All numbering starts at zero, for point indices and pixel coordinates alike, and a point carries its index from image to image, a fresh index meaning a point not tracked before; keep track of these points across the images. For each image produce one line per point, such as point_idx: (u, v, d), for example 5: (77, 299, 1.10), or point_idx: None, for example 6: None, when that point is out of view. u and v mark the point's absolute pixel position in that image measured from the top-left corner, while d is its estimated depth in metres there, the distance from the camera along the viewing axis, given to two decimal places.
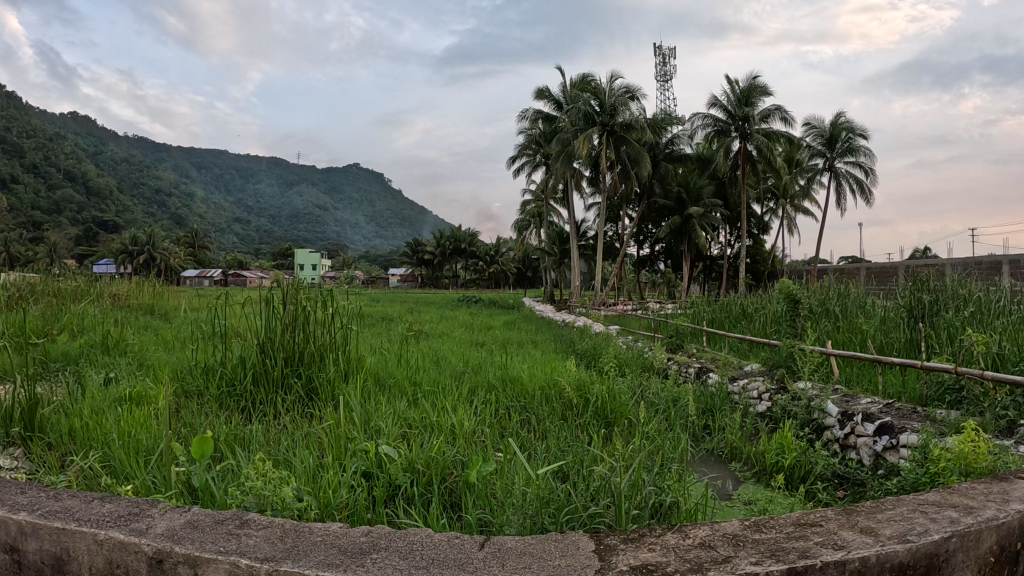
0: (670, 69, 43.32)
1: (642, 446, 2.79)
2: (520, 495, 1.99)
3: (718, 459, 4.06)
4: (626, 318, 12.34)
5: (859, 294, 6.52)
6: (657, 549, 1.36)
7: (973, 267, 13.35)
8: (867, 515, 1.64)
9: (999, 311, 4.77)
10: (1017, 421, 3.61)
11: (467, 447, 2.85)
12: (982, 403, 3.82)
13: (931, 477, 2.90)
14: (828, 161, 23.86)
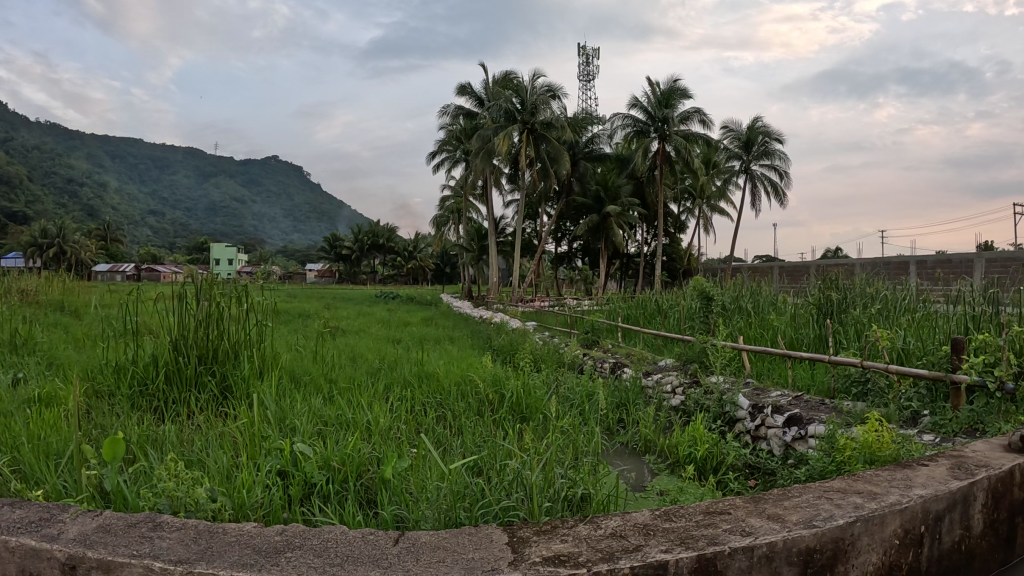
0: (593, 69, 43.83)
1: (555, 440, 2.83)
2: (435, 491, 1.97)
3: (632, 452, 4.17)
4: (544, 314, 12.44)
5: (771, 292, 6.76)
6: (570, 541, 1.38)
7: (881, 267, 13.93)
8: (775, 503, 1.72)
9: (905, 308, 5.01)
10: (919, 412, 3.86)
11: (384, 443, 2.82)
12: (887, 395, 4.06)
13: (838, 465, 3.02)
14: (744, 164, 24.51)
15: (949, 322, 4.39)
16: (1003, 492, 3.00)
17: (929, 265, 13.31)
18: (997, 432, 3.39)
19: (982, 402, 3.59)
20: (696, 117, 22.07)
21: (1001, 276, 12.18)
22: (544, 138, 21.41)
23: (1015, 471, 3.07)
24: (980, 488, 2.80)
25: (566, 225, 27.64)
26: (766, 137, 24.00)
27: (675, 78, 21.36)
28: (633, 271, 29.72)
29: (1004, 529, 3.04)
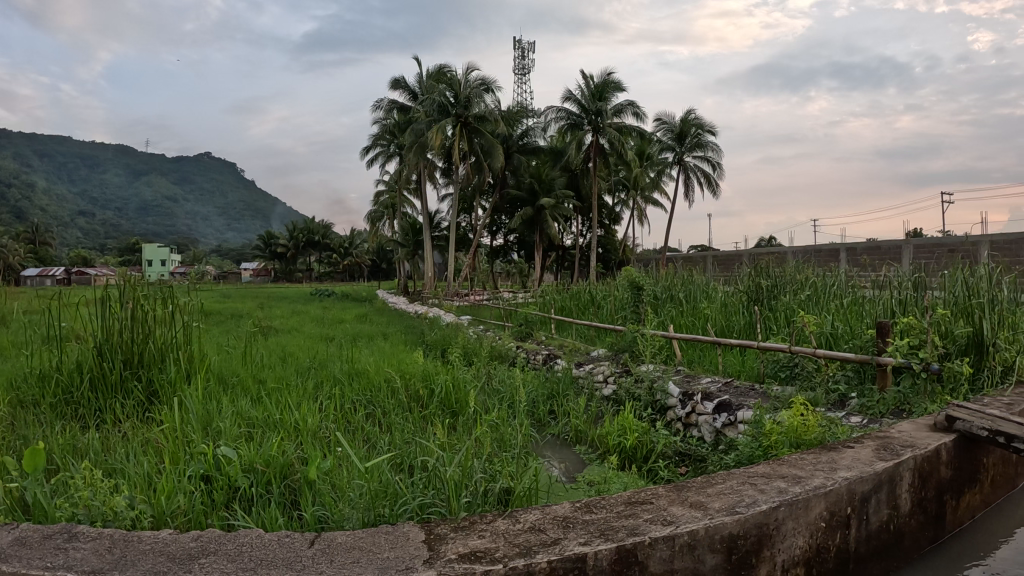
0: (528, 62, 43.93)
1: (480, 434, 2.82)
2: (357, 492, 1.95)
3: (563, 444, 4.23)
4: (482, 308, 12.41)
5: (703, 280, 6.86)
6: (487, 537, 1.52)
7: (813, 254, 14.23)
8: (699, 491, 1.90)
9: (833, 294, 5.12)
10: (846, 395, 3.97)
11: (311, 443, 2.76)
12: (815, 378, 4.18)
13: (765, 450, 3.09)
14: (677, 156, 24.88)
15: (877, 307, 4.54)
16: (930, 471, 3.11)
17: (858, 252, 13.66)
18: (924, 412, 3.58)
19: (909, 383, 3.77)
20: (630, 110, 22.27)
21: (925, 262, 12.57)
22: (477, 132, 21.43)
23: (940, 450, 3.20)
24: (906, 468, 2.89)
25: (500, 218, 27.51)
26: (699, 128, 24.43)
27: (608, 71, 21.49)
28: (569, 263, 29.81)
29: (932, 507, 3.16)
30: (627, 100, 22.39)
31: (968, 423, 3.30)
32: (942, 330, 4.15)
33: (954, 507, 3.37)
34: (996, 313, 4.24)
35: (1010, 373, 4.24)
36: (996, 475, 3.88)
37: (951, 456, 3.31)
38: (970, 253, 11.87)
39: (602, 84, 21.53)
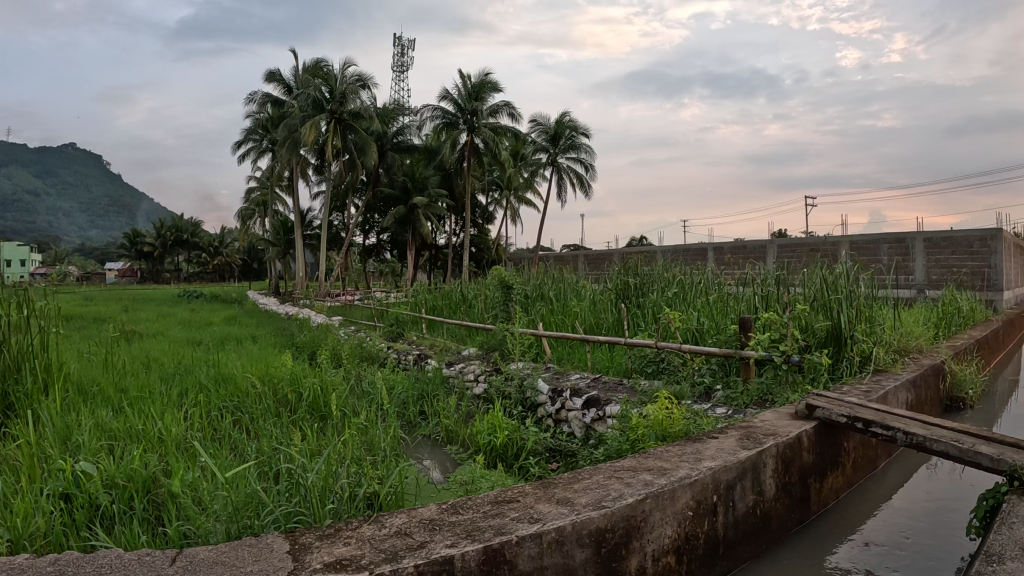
0: (408, 59, 43.67)
1: (344, 437, 2.84)
2: (221, 505, 1.90)
3: (436, 444, 4.33)
4: (354, 308, 12.23)
5: (574, 279, 7.02)
6: (352, 543, 1.55)
7: (682, 254, 14.84)
8: (565, 487, 2.09)
9: (700, 291, 5.40)
10: (711, 387, 4.24)
11: (176, 455, 2.65)
12: (680, 372, 4.46)
13: (631, 443, 3.31)
14: (551, 157, 25.32)
15: (742, 304, 4.88)
16: (792, 457, 3.32)
17: (725, 252, 14.38)
18: (786, 402, 3.86)
19: (771, 373, 4.06)
20: (505, 110, 22.59)
21: (787, 261, 13.38)
22: (352, 128, 21.11)
23: (801, 437, 3.42)
24: (769, 454, 3.07)
25: (372, 217, 26.94)
26: (574, 131, 25.02)
27: (485, 71, 21.70)
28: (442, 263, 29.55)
29: (796, 490, 3.37)
30: (503, 100, 22.68)
31: (827, 411, 3.58)
32: (805, 324, 4.40)
33: (818, 489, 3.62)
34: (855, 307, 4.55)
35: (867, 363, 4.60)
36: (857, 457, 4.19)
37: (813, 442, 3.55)
38: (829, 253, 12.75)
39: (479, 84, 21.74)
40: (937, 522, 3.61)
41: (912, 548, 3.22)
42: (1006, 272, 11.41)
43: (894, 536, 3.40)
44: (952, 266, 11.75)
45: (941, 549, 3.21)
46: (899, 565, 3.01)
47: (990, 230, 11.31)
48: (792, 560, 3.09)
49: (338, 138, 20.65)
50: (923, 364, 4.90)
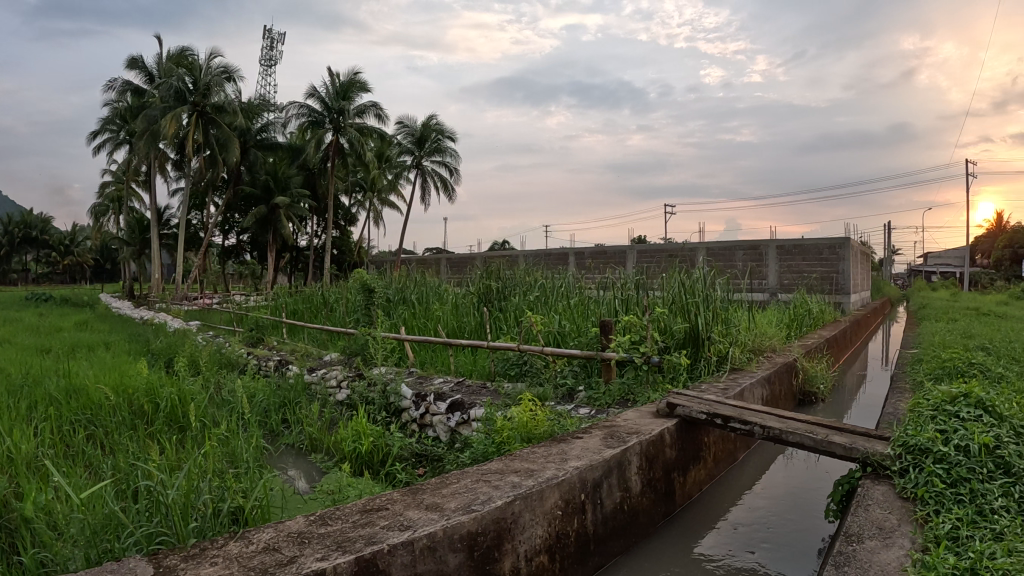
0: (277, 54, 42.44)
1: (207, 450, 2.74)
2: (79, 528, 1.82)
3: (300, 455, 4.23)
4: (213, 312, 11.66)
5: (436, 282, 7.02)
6: (219, 564, 1.54)
7: (543, 258, 15.18)
8: (433, 493, 2.12)
9: (560, 293, 5.62)
10: (573, 388, 4.43)
11: (24, 476, 2.46)
12: (543, 374, 4.62)
13: (497, 446, 3.41)
14: (416, 159, 25.28)
15: (602, 307, 5.08)
16: (655, 453, 3.49)
17: (586, 257, 14.81)
18: (647, 402, 4.09)
19: (632, 374, 4.28)
20: (373, 111, 22.37)
21: (648, 265, 13.94)
22: (215, 123, 20.19)
23: (663, 434, 3.61)
24: (633, 452, 3.21)
25: (231, 216, 25.71)
26: (440, 134, 25.23)
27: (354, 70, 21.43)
28: (302, 265, 28.55)
29: (661, 485, 3.55)
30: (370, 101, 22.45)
31: (688, 409, 3.81)
32: (665, 327, 4.63)
33: (682, 483, 3.83)
34: (710, 310, 4.84)
35: (724, 362, 4.88)
36: (718, 451, 4.45)
37: (674, 438, 3.76)
38: (688, 258, 13.41)
39: (347, 83, 21.45)
40: (795, 509, 3.89)
41: (774, 537, 3.47)
42: (851, 277, 12.40)
43: (758, 525, 3.64)
44: (803, 272, 12.65)
45: (801, 535, 3.49)
46: (767, 554, 3.24)
47: (839, 239, 12.25)
48: (659, 553, 3.26)
49: (200, 133, 19.69)
50: (775, 362, 5.27)
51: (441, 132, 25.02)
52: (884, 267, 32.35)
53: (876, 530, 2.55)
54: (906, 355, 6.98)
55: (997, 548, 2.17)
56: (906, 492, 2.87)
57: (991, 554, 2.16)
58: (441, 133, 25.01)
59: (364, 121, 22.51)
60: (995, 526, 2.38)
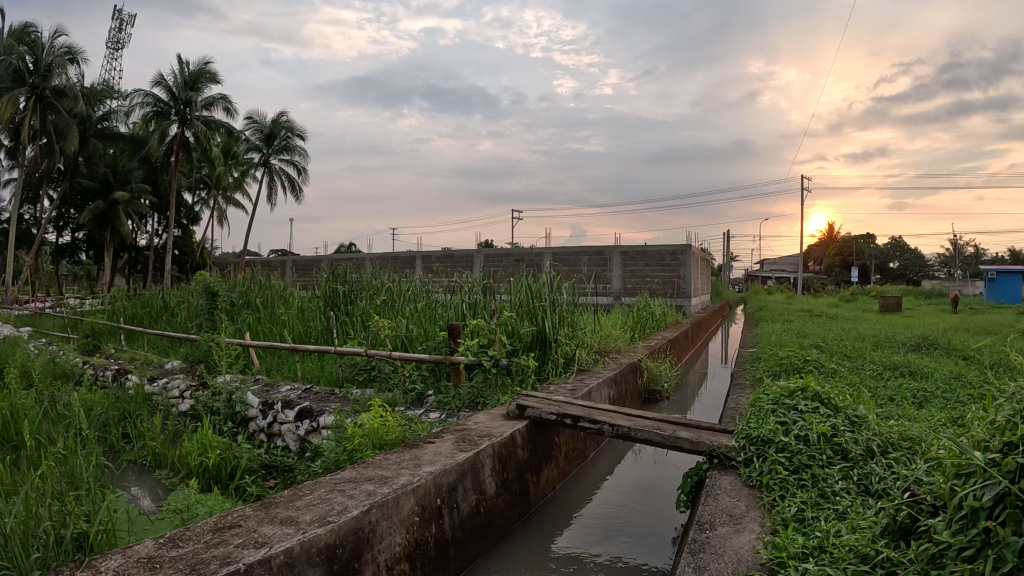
0: (122, 38, 39.63)
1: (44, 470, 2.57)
2: None
3: (144, 473, 3.91)
4: (43, 317, 10.69)
5: (280, 286, 6.79)
6: None
7: (390, 261, 14.97)
8: (287, 505, 2.31)
9: (407, 298, 5.66)
10: (422, 393, 4.42)
11: None
12: (393, 378, 4.56)
13: (349, 454, 3.32)
14: (263, 157, 24.32)
15: (450, 311, 5.12)
16: (507, 455, 3.55)
17: (433, 260, 14.76)
18: (496, 403, 4.16)
19: (480, 377, 4.30)
20: (222, 104, 21.32)
21: (495, 269, 14.13)
22: (54, 108, 18.52)
23: (515, 435, 3.66)
24: (485, 455, 3.28)
25: (67, 212, 23.67)
26: (289, 132, 24.43)
27: (205, 59, 20.35)
28: (142, 266, 26.67)
29: (515, 486, 3.60)
30: (220, 93, 21.37)
31: (538, 410, 3.87)
32: (512, 330, 4.71)
33: (535, 483, 3.89)
34: (556, 313, 4.96)
35: (571, 363, 5.02)
36: (568, 450, 4.55)
37: (525, 439, 3.81)
38: (534, 263, 13.71)
39: (197, 73, 20.32)
40: (648, 502, 4.06)
41: (632, 532, 3.60)
42: (691, 280, 13.18)
43: (611, 521, 3.77)
44: (646, 277, 13.28)
45: (655, 528, 3.64)
46: (631, 550, 3.37)
47: (680, 246, 12.96)
48: (517, 554, 3.32)
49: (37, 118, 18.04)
50: (620, 363, 5.47)
51: (292, 130, 24.38)
52: (722, 273, 34.56)
53: (727, 517, 2.67)
54: (745, 353, 7.47)
55: (842, 526, 2.30)
56: (752, 480, 3.06)
57: (835, 532, 2.29)
58: (291, 132, 24.37)
59: (211, 114, 21.43)
60: (837, 507, 2.56)
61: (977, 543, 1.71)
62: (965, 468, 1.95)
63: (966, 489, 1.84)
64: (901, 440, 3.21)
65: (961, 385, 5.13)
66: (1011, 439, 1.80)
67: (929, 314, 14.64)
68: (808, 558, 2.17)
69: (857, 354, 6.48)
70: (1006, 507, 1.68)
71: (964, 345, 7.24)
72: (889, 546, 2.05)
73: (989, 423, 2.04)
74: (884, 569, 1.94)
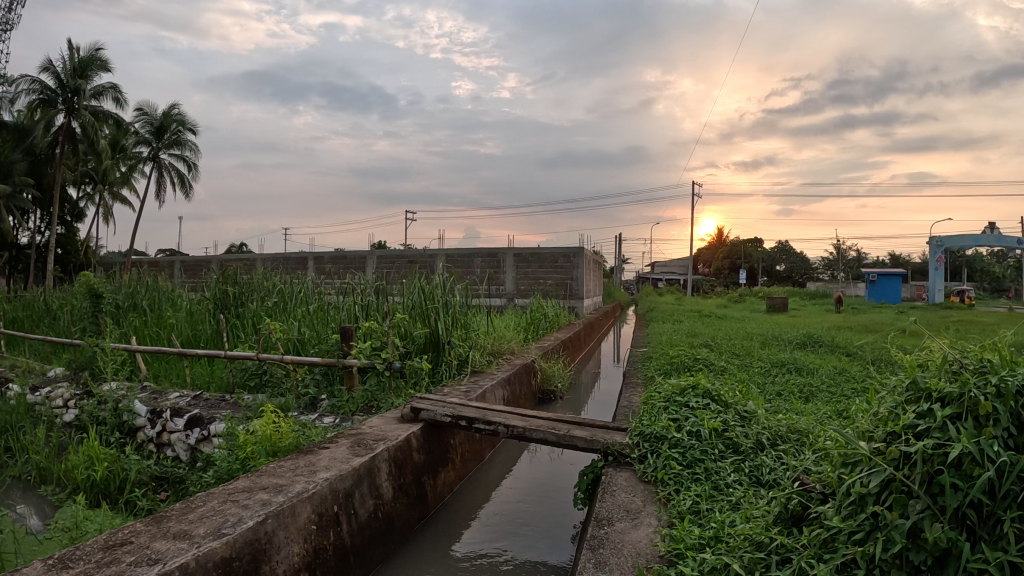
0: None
1: None
2: None
3: (25, 489, 3.66)
4: None
5: (167, 287, 6.48)
6: None
7: (283, 263, 14.54)
8: (179, 519, 2.33)
9: (299, 300, 5.53)
10: (316, 397, 4.32)
11: None
12: (284, 383, 4.43)
13: (241, 463, 3.21)
14: (152, 151, 23.27)
15: (342, 313, 5.07)
16: (404, 458, 3.52)
17: (325, 262, 14.42)
18: (391, 407, 4.11)
19: (374, 381, 4.26)
20: (112, 94, 20.20)
21: (388, 271, 13.97)
22: None
23: (410, 439, 3.63)
24: (381, 459, 3.27)
25: None
26: (180, 125, 23.62)
27: (95, 46, 19.27)
28: (22, 268, 24.81)
29: (413, 489, 3.56)
30: (110, 82, 20.23)
31: (432, 412, 3.84)
32: (405, 332, 4.67)
33: (433, 486, 3.86)
34: (449, 314, 4.97)
35: (464, 365, 5.03)
36: (465, 452, 4.54)
37: (421, 442, 3.78)
38: (427, 265, 13.64)
39: (87, 60, 19.19)
40: (546, 500, 4.10)
41: (531, 529, 3.63)
42: (582, 282, 13.56)
43: (510, 520, 3.80)
44: (538, 279, 13.44)
45: (553, 525, 3.69)
46: (532, 547, 3.40)
47: (572, 248, 13.28)
48: (417, 558, 3.30)
49: None
50: (514, 364, 5.52)
51: (183, 124, 23.49)
52: (616, 275, 35.43)
53: (624, 513, 2.71)
54: (638, 353, 7.68)
55: (737, 517, 2.40)
56: (647, 476, 3.12)
57: (730, 523, 2.38)
58: (183, 125, 23.47)
59: (100, 104, 20.27)
60: (730, 498, 2.66)
61: (867, 526, 1.76)
62: (851, 456, 2.02)
63: (853, 477, 1.90)
64: (789, 433, 3.43)
65: (843, 380, 5.43)
66: (894, 428, 1.87)
67: (809, 313, 15.45)
68: (705, 548, 2.24)
69: (746, 352, 6.77)
70: (892, 491, 1.74)
71: (844, 343, 7.67)
72: (782, 534, 2.15)
73: (873, 413, 2.12)
74: (778, 556, 2.01)
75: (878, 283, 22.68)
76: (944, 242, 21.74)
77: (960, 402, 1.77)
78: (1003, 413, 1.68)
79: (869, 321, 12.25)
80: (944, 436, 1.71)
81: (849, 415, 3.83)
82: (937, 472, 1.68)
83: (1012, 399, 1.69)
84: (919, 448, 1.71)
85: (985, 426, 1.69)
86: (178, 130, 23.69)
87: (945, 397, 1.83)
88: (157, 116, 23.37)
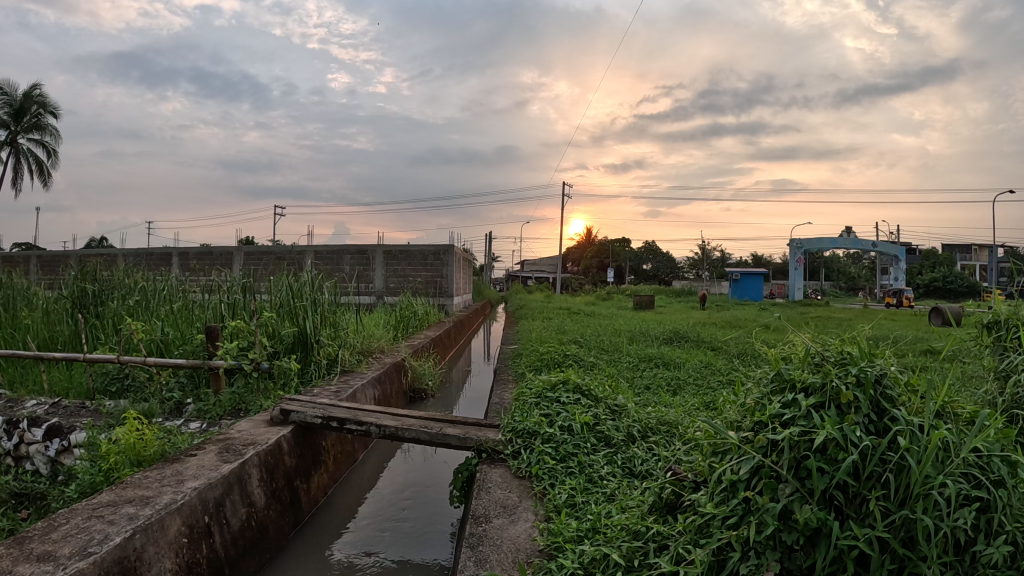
0: None
1: None
2: None
3: None
4: None
5: (20, 283, 5.95)
6: None
7: (146, 259, 13.74)
8: (42, 538, 2.17)
9: (162, 298, 5.25)
10: (182, 401, 4.11)
11: None
12: (147, 387, 4.19)
13: (105, 475, 3.01)
14: (9, 135, 21.35)
15: (206, 312, 4.87)
16: (275, 463, 3.41)
17: (190, 257, 13.75)
18: (260, 409, 3.97)
19: (243, 383, 4.11)
20: None
21: (256, 268, 13.49)
22: None
23: (280, 442, 3.52)
24: (251, 465, 3.14)
25: None
26: (41, 107, 21.84)
27: None
28: None
29: (285, 495, 3.45)
30: None
31: (302, 414, 3.74)
32: (272, 332, 4.53)
33: (306, 490, 3.75)
34: (317, 313, 4.86)
35: (333, 365, 4.94)
36: (336, 454, 4.44)
37: (291, 445, 3.67)
38: (296, 261, 13.24)
39: None
40: (423, 499, 4.07)
41: (409, 530, 3.60)
42: (452, 279, 13.64)
43: (385, 522, 3.74)
44: (408, 276, 13.37)
45: (430, 525, 3.67)
46: (411, 548, 3.37)
47: (442, 246, 13.30)
48: (293, 566, 3.19)
49: None
50: (384, 363, 5.44)
51: (44, 106, 21.78)
52: (487, 271, 35.67)
53: (501, 509, 2.74)
54: (509, 349, 7.78)
55: (613, 508, 2.48)
56: (521, 471, 3.14)
57: (606, 514, 2.46)
58: (44, 108, 21.76)
59: None
60: (605, 490, 2.75)
61: (739, 510, 1.86)
62: (720, 446, 2.13)
63: (724, 465, 2.00)
64: (658, 425, 3.57)
65: (709, 373, 5.72)
66: (761, 418, 1.97)
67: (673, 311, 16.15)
68: (584, 539, 2.30)
69: (615, 348, 7.00)
70: (762, 477, 1.83)
71: (710, 338, 8.08)
72: (657, 521, 2.24)
73: (740, 403, 2.23)
74: (656, 543, 2.09)
75: (740, 282, 24.03)
76: (802, 245, 23.19)
77: (822, 391, 1.88)
78: (861, 400, 1.80)
79: (733, 317, 12.89)
80: (809, 423, 1.81)
81: (716, 407, 4.02)
82: (804, 458, 1.78)
83: (870, 387, 1.82)
84: (785, 436, 1.80)
85: (847, 413, 1.81)
86: (38, 113, 21.89)
87: (808, 387, 1.94)
88: (14, 96, 21.52)
